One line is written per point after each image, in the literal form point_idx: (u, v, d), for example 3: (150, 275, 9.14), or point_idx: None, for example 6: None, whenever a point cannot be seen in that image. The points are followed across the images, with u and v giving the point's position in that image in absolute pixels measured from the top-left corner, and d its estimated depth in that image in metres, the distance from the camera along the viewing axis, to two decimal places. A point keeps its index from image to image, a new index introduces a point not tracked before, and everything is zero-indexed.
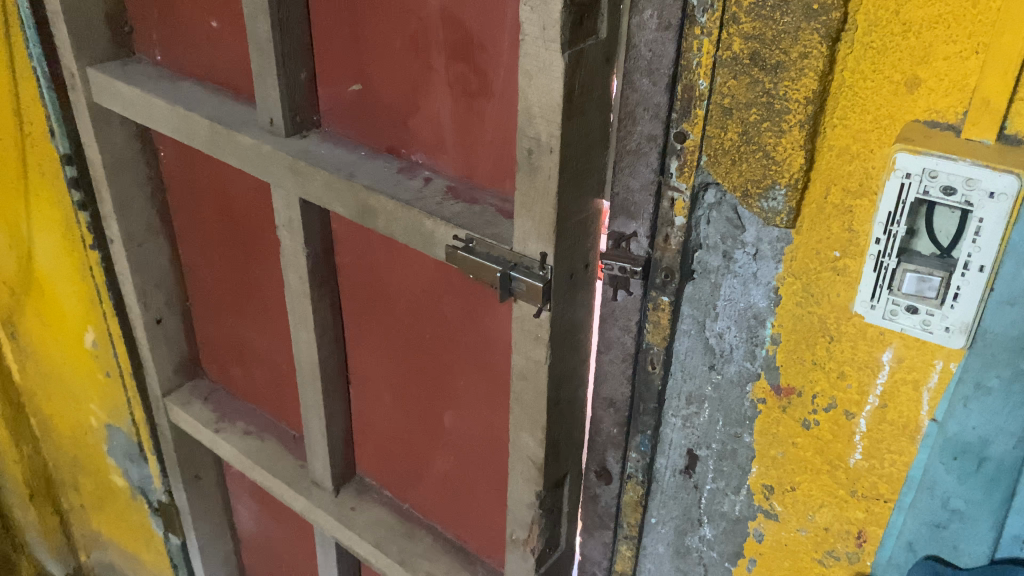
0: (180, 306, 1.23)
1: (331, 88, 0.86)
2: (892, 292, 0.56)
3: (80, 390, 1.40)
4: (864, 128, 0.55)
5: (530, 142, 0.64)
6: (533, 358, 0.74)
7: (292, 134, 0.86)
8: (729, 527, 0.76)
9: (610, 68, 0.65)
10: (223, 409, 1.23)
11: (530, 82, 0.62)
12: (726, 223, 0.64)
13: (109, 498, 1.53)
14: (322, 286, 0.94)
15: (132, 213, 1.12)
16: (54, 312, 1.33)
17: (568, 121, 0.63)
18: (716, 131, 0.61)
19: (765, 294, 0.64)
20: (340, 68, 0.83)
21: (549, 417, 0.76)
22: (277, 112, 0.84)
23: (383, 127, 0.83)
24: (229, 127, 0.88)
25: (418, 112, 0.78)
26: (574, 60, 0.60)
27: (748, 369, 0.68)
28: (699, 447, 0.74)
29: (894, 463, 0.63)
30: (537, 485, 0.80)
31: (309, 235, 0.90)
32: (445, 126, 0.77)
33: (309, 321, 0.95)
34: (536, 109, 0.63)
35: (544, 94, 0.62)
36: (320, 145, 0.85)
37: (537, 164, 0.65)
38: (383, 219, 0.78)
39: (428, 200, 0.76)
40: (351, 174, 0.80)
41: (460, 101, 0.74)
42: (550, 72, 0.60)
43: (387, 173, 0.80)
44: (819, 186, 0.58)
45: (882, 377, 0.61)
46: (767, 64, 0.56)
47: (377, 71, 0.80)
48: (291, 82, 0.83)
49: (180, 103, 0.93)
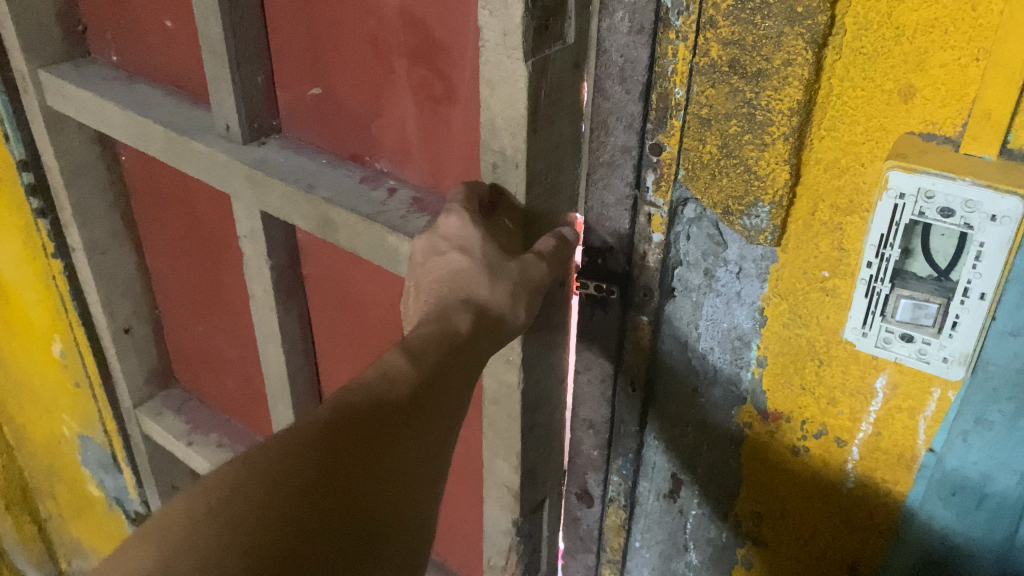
0: (149, 314, 1.18)
1: (290, 90, 0.80)
2: (885, 319, 0.51)
3: (51, 399, 1.36)
4: (854, 140, 0.50)
5: (495, 156, 0.60)
6: (507, 383, 0.69)
7: (250, 142, 0.81)
8: (717, 554, 0.72)
9: (580, 75, 0.60)
10: (195, 421, 1.18)
11: (492, 92, 0.57)
12: (706, 239, 0.60)
13: (86, 507, 1.49)
14: (288, 299, 0.89)
15: (93, 220, 1.07)
16: (20, 320, 1.28)
17: (534, 133, 0.58)
18: (694, 143, 0.56)
19: (750, 315, 0.61)
20: (299, 69, 0.78)
21: (524, 442, 0.72)
22: (232, 118, 0.79)
23: (346, 134, 0.78)
24: (184, 134, 0.82)
25: (381, 118, 0.74)
26: (539, 67, 0.55)
27: (734, 392, 0.65)
28: (683, 471, 0.71)
29: (888, 493, 0.59)
30: (513, 512, 0.76)
31: (273, 245, 0.85)
32: (409, 132, 0.72)
33: (277, 336, 0.90)
34: (500, 121, 0.58)
35: (508, 106, 0.57)
36: (279, 153, 0.80)
37: (503, 179, 0.61)
38: (344, 233, 0.72)
39: (391, 212, 0.70)
40: (311, 185, 0.74)
41: (425, 107, 0.69)
42: (513, 81, 0.55)
43: (349, 184, 0.74)
44: (807, 201, 0.54)
45: (874, 404, 0.57)
46: (747, 71, 0.51)
47: (337, 76, 0.75)
48: (247, 86, 0.78)
49: (133, 107, 0.87)
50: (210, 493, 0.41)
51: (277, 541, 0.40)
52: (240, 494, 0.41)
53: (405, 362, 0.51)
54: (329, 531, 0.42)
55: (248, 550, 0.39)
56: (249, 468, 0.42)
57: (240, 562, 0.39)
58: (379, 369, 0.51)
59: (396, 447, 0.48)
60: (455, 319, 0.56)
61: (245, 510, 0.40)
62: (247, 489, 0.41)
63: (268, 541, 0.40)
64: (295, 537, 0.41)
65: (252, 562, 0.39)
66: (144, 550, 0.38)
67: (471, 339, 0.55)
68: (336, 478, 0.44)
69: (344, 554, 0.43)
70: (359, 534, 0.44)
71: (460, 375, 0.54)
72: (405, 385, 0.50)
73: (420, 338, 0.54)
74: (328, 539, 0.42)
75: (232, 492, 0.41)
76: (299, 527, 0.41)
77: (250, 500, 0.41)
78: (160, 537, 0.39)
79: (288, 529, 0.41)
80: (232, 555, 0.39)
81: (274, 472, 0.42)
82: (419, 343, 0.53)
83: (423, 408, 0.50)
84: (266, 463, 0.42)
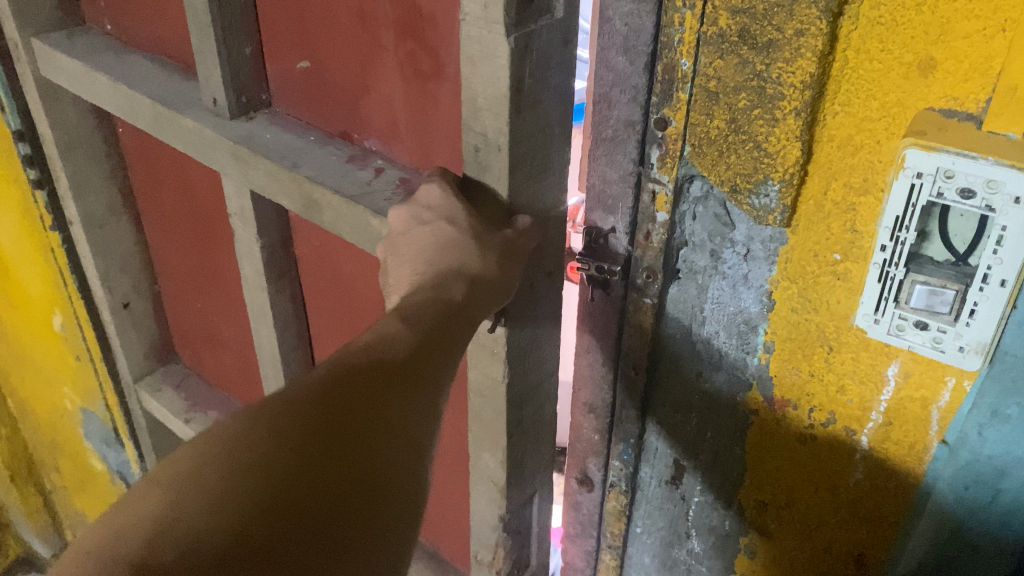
0: (148, 290, 1.17)
1: (278, 63, 0.78)
2: (898, 306, 0.49)
3: (52, 373, 1.35)
4: (870, 117, 0.47)
5: (477, 138, 0.57)
6: (491, 376, 0.67)
7: (238, 117, 0.78)
8: (719, 542, 0.71)
9: (568, 52, 0.57)
10: (194, 398, 1.17)
11: (474, 69, 0.54)
12: (713, 219, 0.57)
13: (90, 480, 1.50)
14: (280, 280, 0.87)
15: (90, 194, 1.05)
16: (20, 293, 1.27)
17: (517, 113, 0.55)
18: (701, 118, 0.54)
19: (757, 298, 0.58)
20: (287, 41, 0.75)
21: (510, 437, 0.70)
22: (220, 91, 0.76)
23: (335, 109, 0.75)
24: (171, 108, 0.80)
25: (369, 94, 0.71)
26: (523, 42, 0.52)
27: (739, 378, 0.62)
28: (686, 457, 0.69)
29: (898, 485, 0.57)
30: (500, 508, 0.75)
31: (263, 224, 0.82)
32: (398, 110, 0.69)
33: (269, 316, 0.89)
34: (482, 100, 0.55)
35: (491, 83, 0.53)
36: (265, 130, 0.77)
37: (486, 162, 0.58)
38: (329, 214, 0.69)
39: (377, 194, 0.67)
40: (296, 164, 0.71)
41: (413, 83, 0.66)
42: (495, 59, 0.52)
43: (334, 163, 0.72)
44: (818, 180, 0.51)
45: (885, 393, 0.54)
46: (758, 42, 0.49)
47: (326, 48, 0.72)
48: (234, 59, 0.75)
49: (122, 79, 0.85)
50: (215, 442, 0.40)
51: (282, 487, 0.40)
52: (247, 441, 0.40)
53: (401, 329, 0.50)
54: (330, 479, 0.41)
55: (255, 497, 0.39)
56: (255, 417, 0.42)
57: (249, 507, 0.38)
58: (372, 333, 0.50)
59: (398, 404, 0.47)
60: (449, 288, 0.55)
61: (251, 457, 0.40)
62: (253, 437, 0.41)
63: (272, 489, 0.39)
64: (300, 488, 0.40)
65: (256, 509, 0.38)
66: (152, 496, 0.38)
67: (465, 306, 0.55)
68: (341, 431, 0.43)
69: (346, 505, 0.42)
70: (360, 484, 0.43)
71: (451, 340, 0.53)
72: (400, 349, 0.49)
73: (414, 304, 0.53)
74: (331, 491, 0.41)
75: (239, 437, 0.40)
76: (305, 478, 0.40)
77: (256, 447, 0.40)
78: (169, 482, 0.38)
79: (292, 478, 0.40)
80: (241, 499, 0.38)
81: (276, 421, 0.41)
82: (414, 309, 0.53)
83: (425, 365, 0.50)
84: (270, 414, 0.42)
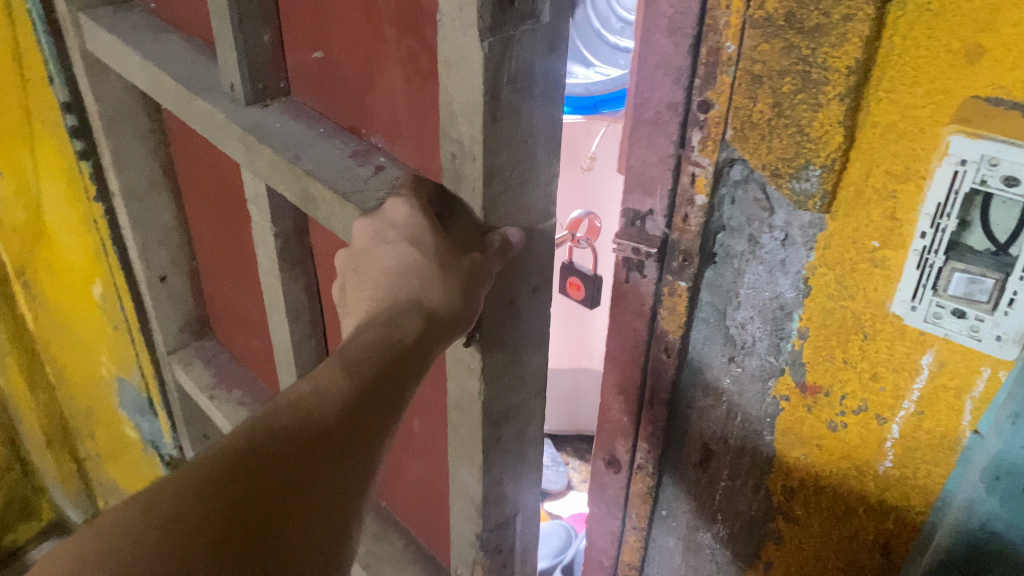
0: (186, 265, 1.19)
1: (297, 52, 0.76)
2: (936, 293, 0.49)
3: (89, 342, 1.38)
4: (914, 104, 0.47)
5: (454, 145, 0.52)
6: (467, 390, 0.62)
7: (253, 103, 0.77)
8: (745, 527, 0.71)
9: (556, 61, 0.52)
10: (223, 375, 1.18)
11: (450, 72, 0.50)
12: (753, 204, 0.58)
13: (121, 449, 1.54)
14: (294, 268, 0.84)
15: (131, 167, 1.07)
16: (61, 264, 1.30)
17: (495, 122, 0.50)
18: (745, 102, 0.54)
19: (793, 284, 0.58)
20: (303, 31, 0.73)
21: (487, 454, 0.65)
22: (236, 77, 0.74)
23: (345, 103, 0.72)
24: (190, 90, 0.79)
25: (374, 90, 0.67)
26: (500, 47, 0.47)
27: (772, 363, 0.63)
28: (716, 442, 0.70)
29: (928, 475, 0.57)
30: (477, 525, 0.70)
31: (278, 211, 0.79)
32: (400, 108, 0.65)
33: (281, 305, 0.85)
34: (457, 106, 0.50)
35: (464, 89, 0.49)
36: (276, 119, 0.75)
37: (461, 170, 0.53)
38: (324, 210, 0.65)
39: (370, 193, 0.63)
40: (297, 155, 0.68)
41: (412, 82, 0.63)
42: (469, 63, 0.48)
43: (336, 157, 0.68)
44: (859, 166, 0.51)
45: (919, 382, 0.54)
46: (805, 26, 0.49)
47: (337, 39, 0.69)
48: (251, 45, 0.74)
49: (151, 59, 0.86)
50: (98, 536, 0.38)
51: None
52: (132, 535, 0.38)
53: (332, 385, 0.48)
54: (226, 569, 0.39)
55: None
56: (146, 505, 0.39)
57: None
58: (301, 392, 0.48)
59: (319, 474, 0.45)
60: (402, 326, 0.52)
61: (134, 554, 0.38)
62: (140, 531, 0.38)
63: None
64: (194, 573, 0.38)
65: None
66: None
67: (417, 348, 0.52)
68: (245, 516, 0.41)
69: None
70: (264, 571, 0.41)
71: (394, 398, 0.51)
72: (327, 411, 0.47)
73: (359, 347, 0.51)
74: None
75: (125, 532, 0.38)
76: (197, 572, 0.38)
77: (141, 541, 0.38)
78: None
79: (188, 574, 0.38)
80: None
81: (175, 506, 0.39)
82: (357, 356, 0.50)
83: (355, 429, 0.48)
84: (164, 498, 0.40)
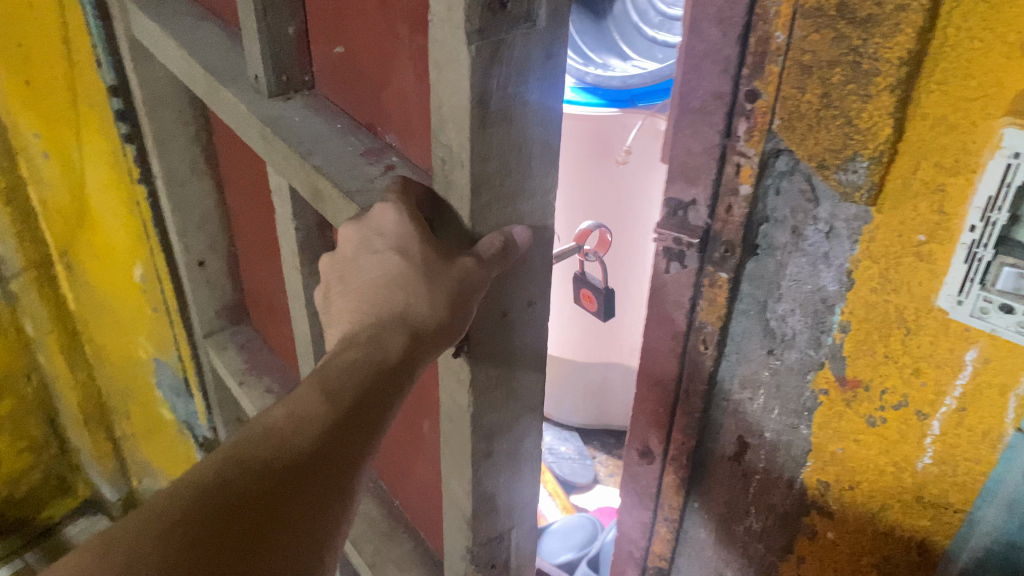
0: (225, 250, 1.21)
1: (319, 48, 0.77)
2: (985, 287, 0.48)
3: (128, 323, 1.40)
4: (967, 97, 0.47)
5: (443, 150, 0.53)
6: (456, 402, 0.64)
7: (276, 95, 0.77)
8: (779, 520, 0.71)
9: (554, 64, 0.51)
10: (255, 361, 1.20)
11: (440, 75, 0.50)
12: (798, 195, 0.58)
13: (156, 429, 1.57)
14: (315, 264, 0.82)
15: (173, 151, 1.09)
16: (103, 245, 1.33)
17: (482, 129, 0.50)
18: (794, 92, 0.54)
19: (836, 277, 0.58)
20: (324, 27, 0.74)
21: (477, 469, 0.66)
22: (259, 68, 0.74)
23: (361, 100, 0.72)
24: (229, 77, 0.80)
25: (389, 87, 0.68)
26: (489, 51, 0.47)
27: (811, 357, 0.63)
28: (751, 434, 0.70)
29: (968, 472, 0.56)
30: (468, 540, 0.71)
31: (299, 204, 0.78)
32: (411, 107, 0.65)
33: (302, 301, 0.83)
34: (446, 110, 0.50)
35: (453, 93, 0.49)
36: (297, 112, 0.75)
37: (450, 178, 0.54)
38: (330, 206, 0.65)
39: (375, 192, 0.63)
40: (308, 152, 0.68)
41: (422, 78, 0.63)
42: (456, 67, 0.47)
43: (347, 155, 0.68)
44: (908, 159, 0.51)
45: (962, 377, 0.54)
46: (857, 16, 0.49)
47: (354, 34, 0.70)
48: (276, 37, 0.73)
49: (185, 46, 0.86)
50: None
51: None
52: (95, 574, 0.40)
53: (310, 412, 0.50)
54: None
55: None
56: (108, 545, 0.41)
57: None
58: (279, 422, 0.50)
59: (287, 505, 0.47)
60: (386, 344, 0.53)
61: None
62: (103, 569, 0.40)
63: None
64: None
65: None
66: None
67: (400, 369, 0.53)
68: (210, 550, 0.43)
69: None
70: None
71: (370, 425, 0.52)
72: (299, 442, 0.49)
73: (339, 368, 0.52)
74: None
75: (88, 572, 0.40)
76: None
77: None
78: None
79: None
80: None
81: (138, 545, 0.41)
82: (335, 379, 0.52)
83: (327, 458, 0.49)
84: (128, 537, 0.42)
